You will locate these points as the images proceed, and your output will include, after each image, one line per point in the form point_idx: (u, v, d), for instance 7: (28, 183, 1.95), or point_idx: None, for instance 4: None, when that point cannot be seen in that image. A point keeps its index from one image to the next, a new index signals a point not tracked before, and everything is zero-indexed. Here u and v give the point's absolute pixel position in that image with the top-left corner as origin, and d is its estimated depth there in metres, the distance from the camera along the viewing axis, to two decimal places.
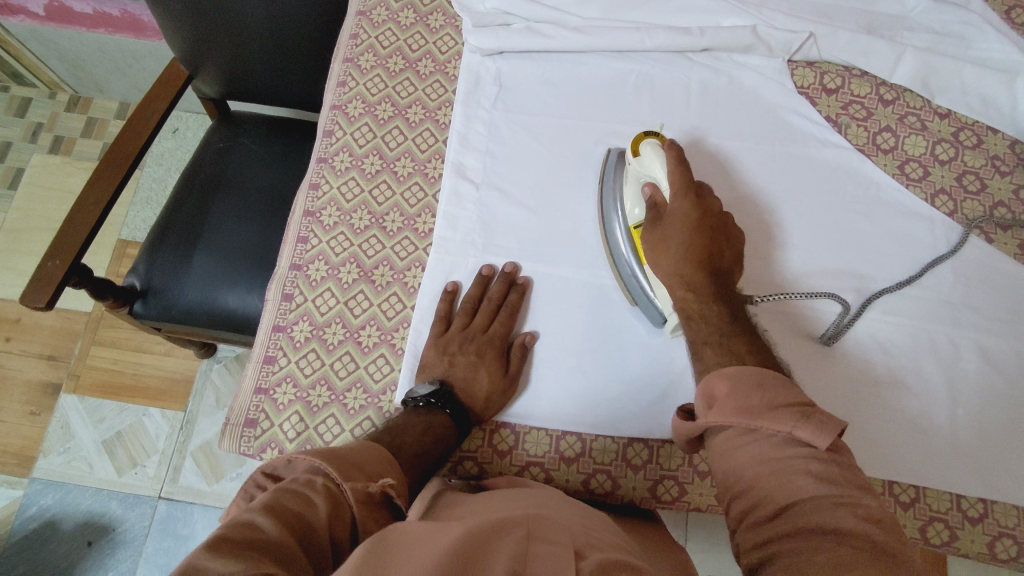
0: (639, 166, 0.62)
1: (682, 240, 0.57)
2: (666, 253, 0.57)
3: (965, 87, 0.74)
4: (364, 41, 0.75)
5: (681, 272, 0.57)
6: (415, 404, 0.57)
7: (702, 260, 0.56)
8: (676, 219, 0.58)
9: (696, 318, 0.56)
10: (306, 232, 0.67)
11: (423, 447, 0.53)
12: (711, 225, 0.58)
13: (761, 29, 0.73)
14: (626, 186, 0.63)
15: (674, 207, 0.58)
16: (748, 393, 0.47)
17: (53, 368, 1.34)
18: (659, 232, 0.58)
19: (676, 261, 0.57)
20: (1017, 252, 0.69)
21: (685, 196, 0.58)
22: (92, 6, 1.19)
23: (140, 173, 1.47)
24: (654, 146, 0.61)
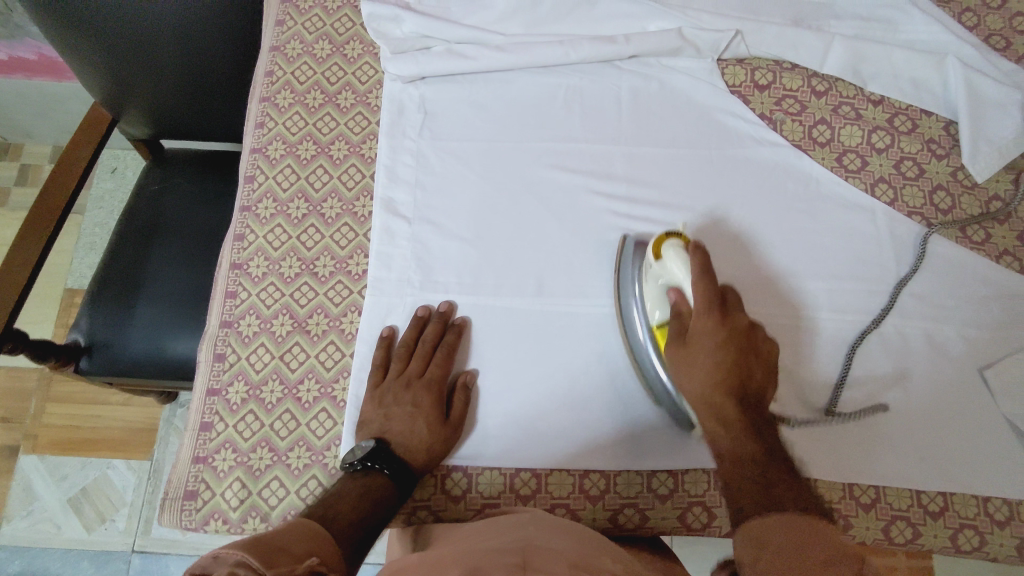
0: (661, 272, 0.57)
1: (710, 362, 0.52)
2: (691, 380, 0.53)
3: (896, 72, 0.72)
4: (279, 78, 0.71)
5: (707, 398, 0.52)
6: (351, 469, 0.54)
7: (731, 385, 0.52)
8: (702, 338, 0.53)
9: (728, 458, 0.51)
10: (234, 286, 0.64)
11: (361, 512, 0.50)
12: (740, 344, 0.53)
13: (687, 30, 0.71)
14: (648, 288, 0.58)
15: (700, 328, 0.53)
16: (802, 543, 0.40)
17: (8, 430, 1.29)
18: (683, 352, 0.54)
19: (702, 385, 0.53)
20: (957, 235, 0.68)
21: (711, 314, 0.53)
22: (6, 52, 1.14)
23: (80, 220, 1.41)
24: (676, 249, 0.56)
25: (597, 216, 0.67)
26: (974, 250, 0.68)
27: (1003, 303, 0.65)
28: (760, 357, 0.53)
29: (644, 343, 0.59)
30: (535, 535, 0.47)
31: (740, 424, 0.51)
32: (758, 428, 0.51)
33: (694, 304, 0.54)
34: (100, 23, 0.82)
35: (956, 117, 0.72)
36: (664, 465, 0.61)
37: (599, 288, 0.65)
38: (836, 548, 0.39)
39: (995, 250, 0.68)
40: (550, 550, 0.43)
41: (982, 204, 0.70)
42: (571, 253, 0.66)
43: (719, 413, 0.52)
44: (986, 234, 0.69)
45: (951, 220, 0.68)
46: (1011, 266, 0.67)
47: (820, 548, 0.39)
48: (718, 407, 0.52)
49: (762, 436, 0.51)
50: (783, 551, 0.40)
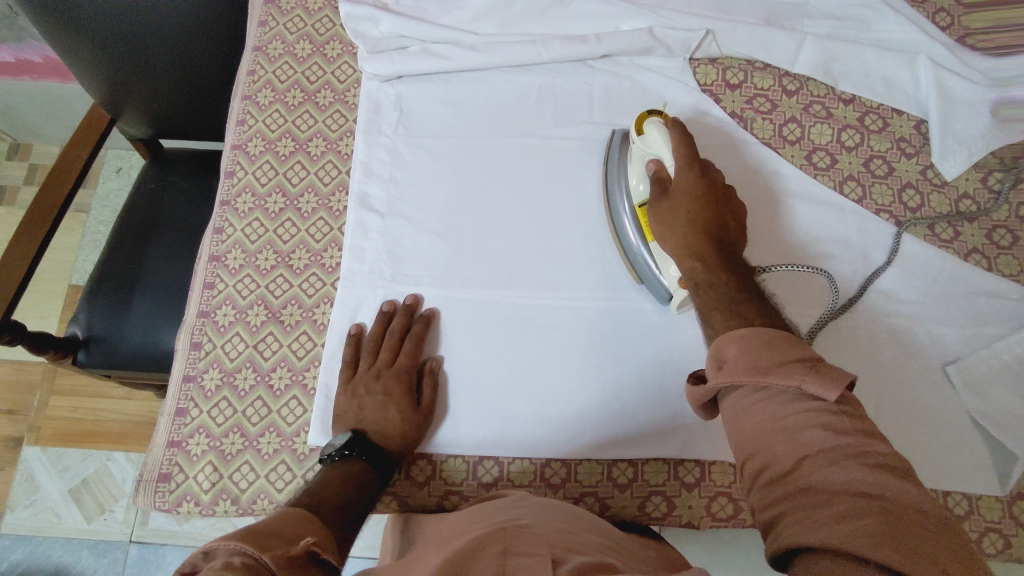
0: (644, 145, 0.62)
1: (689, 210, 0.56)
2: (672, 225, 0.56)
3: (867, 70, 0.73)
4: (261, 77, 0.74)
5: (686, 240, 0.55)
6: (329, 460, 0.55)
7: (708, 227, 0.55)
8: (681, 190, 0.57)
9: (705, 285, 0.53)
10: (212, 278, 0.66)
11: (344, 496, 0.51)
12: (717, 197, 0.57)
13: (658, 30, 0.72)
14: (632, 166, 0.63)
15: (678, 181, 0.57)
16: (760, 353, 0.45)
17: (13, 422, 1.33)
18: (663, 204, 0.58)
19: (681, 229, 0.56)
20: (926, 233, 0.69)
21: (690, 168, 0.57)
22: (13, 54, 1.18)
23: (86, 217, 1.44)
24: (657, 125, 0.61)
25: (566, 211, 0.69)
26: (942, 247, 0.68)
27: (971, 300, 0.66)
28: (734, 208, 0.57)
29: (626, 220, 0.64)
30: (529, 518, 0.49)
31: (716, 258, 0.54)
32: (733, 263, 0.54)
33: (673, 162, 0.58)
34: (97, 28, 0.85)
35: (927, 115, 0.72)
36: (626, 454, 0.61)
37: (566, 281, 0.66)
38: (791, 355, 0.44)
39: (963, 248, 0.68)
40: (534, 533, 0.46)
41: (951, 202, 0.70)
42: (539, 245, 0.67)
43: (696, 255, 0.55)
44: (955, 232, 0.69)
45: (919, 218, 0.69)
46: (979, 263, 0.68)
47: (777, 358, 0.44)
48: (695, 248, 0.55)
49: (736, 271, 0.54)
50: (746, 366, 0.45)
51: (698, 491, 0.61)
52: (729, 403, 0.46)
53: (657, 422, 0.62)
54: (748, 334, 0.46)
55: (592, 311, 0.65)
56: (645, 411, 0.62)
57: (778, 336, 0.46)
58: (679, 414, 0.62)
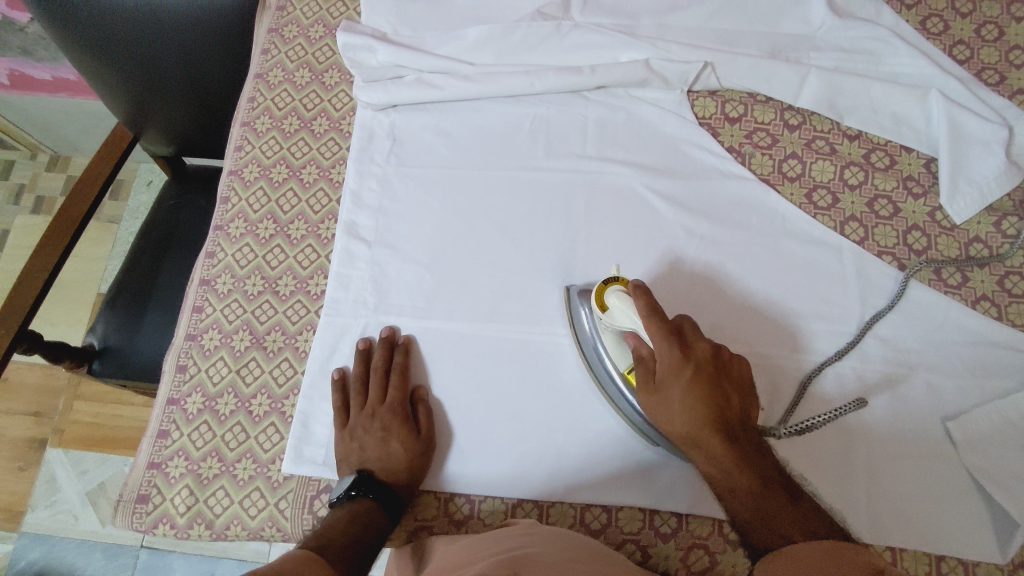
0: (611, 321, 0.56)
1: (688, 404, 0.52)
2: (676, 423, 0.53)
3: (875, 105, 0.70)
4: (260, 104, 0.76)
5: (696, 439, 0.52)
6: (338, 504, 0.56)
7: (710, 418, 0.51)
8: (670, 378, 0.53)
9: (731, 490, 0.50)
10: (201, 301, 0.68)
11: (351, 538, 0.51)
12: (709, 376, 0.52)
13: (655, 62, 0.71)
14: (607, 337, 0.58)
15: (664, 370, 0.53)
16: (816, 568, 0.42)
17: (39, 424, 1.37)
18: (658, 398, 0.53)
19: (686, 426, 0.52)
20: (930, 278, 0.66)
21: (670, 349, 0.53)
22: (50, 72, 1.25)
23: (116, 228, 1.50)
24: (619, 295, 0.56)
25: (553, 243, 0.68)
26: (948, 293, 0.65)
27: (975, 352, 0.62)
28: (729, 377, 0.53)
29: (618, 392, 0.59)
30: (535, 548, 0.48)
31: (731, 457, 0.51)
32: (749, 453, 0.51)
33: (653, 343, 0.54)
34: (120, 58, 0.87)
35: (937, 153, 0.69)
36: (600, 498, 0.60)
37: (548, 317, 0.65)
38: (846, 563, 0.41)
39: (971, 294, 0.65)
40: (543, 564, 0.45)
41: (960, 246, 0.67)
42: (524, 281, 0.66)
43: (707, 451, 0.52)
44: (963, 277, 0.66)
45: (924, 261, 0.66)
46: (988, 312, 0.64)
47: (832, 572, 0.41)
48: (707, 446, 0.52)
49: (755, 463, 0.51)
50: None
51: (673, 542, 0.59)
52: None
53: (632, 467, 0.60)
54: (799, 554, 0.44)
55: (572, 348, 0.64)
56: (621, 454, 0.61)
57: (832, 547, 0.44)
58: (656, 459, 0.60)
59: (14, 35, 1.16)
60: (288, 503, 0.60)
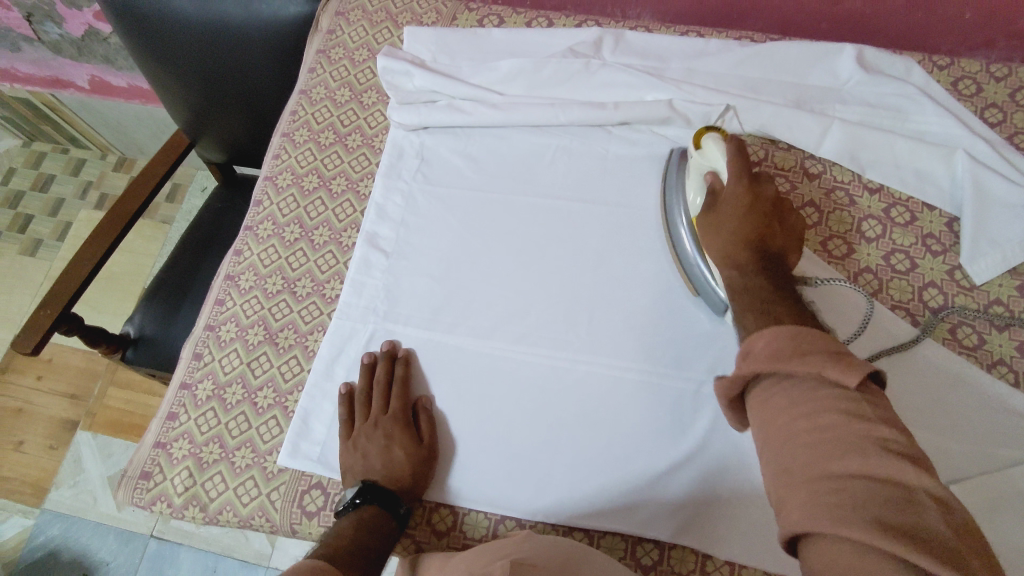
0: (701, 159, 0.61)
1: (736, 224, 0.56)
2: (719, 236, 0.57)
3: (897, 161, 0.70)
4: (302, 117, 0.82)
5: (729, 252, 0.56)
6: (345, 512, 0.57)
7: (751, 239, 0.55)
8: (729, 202, 0.57)
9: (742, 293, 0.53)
10: (224, 295, 0.72)
11: (359, 545, 0.53)
12: (765, 212, 0.56)
13: (678, 102, 0.73)
14: (689, 178, 0.63)
15: (729, 192, 0.57)
16: (789, 345, 0.44)
17: (74, 406, 1.44)
18: (712, 218, 0.58)
19: (725, 242, 0.56)
20: (945, 336, 0.64)
21: (740, 181, 0.56)
22: (126, 80, 1.36)
23: (168, 228, 1.58)
24: (715, 140, 0.60)
25: (562, 268, 0.69)
26: (962, 354, 0.63)
27: (990, 411, 0.59)
28: (784, 221, 0.57)
29: (680, 231, 0.64)
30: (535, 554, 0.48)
31: (752, 268, 0.54)
32: (776, 275, 0.54)
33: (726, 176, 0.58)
34: (180, 65, 0.94)
35: (960, 213, 0.68)
36: (584, 522, 0.59)
37: (547, 339, 0.66)
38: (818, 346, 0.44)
39: (988, 357, 0.63)
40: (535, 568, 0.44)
41: (979, 307, 0.65)
42: (532, 302, 0.67)
43: (736, 265, 0.56)
44: (980, 339, 0.63)
45: (939, 319, 0.64)
46: (1004, 377, 0.62)
47: (804, 348, 0.44)
48: (738, 261, 0.55)
49: (780, 286, 0.53)
50: (770, 354, 0.45)
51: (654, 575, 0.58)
52: (755, 395, 0.46)
53: (620, 499, 0.59)
54: (774, 329, 0.46)
55: (569, 372, 0.64)
56: (607, 479, 0.60)
57: (803, 327, 0.45)
58: (643, 490, 0.59)
59: (101, 45, 1.25)
60: (279, 495, 0.62)
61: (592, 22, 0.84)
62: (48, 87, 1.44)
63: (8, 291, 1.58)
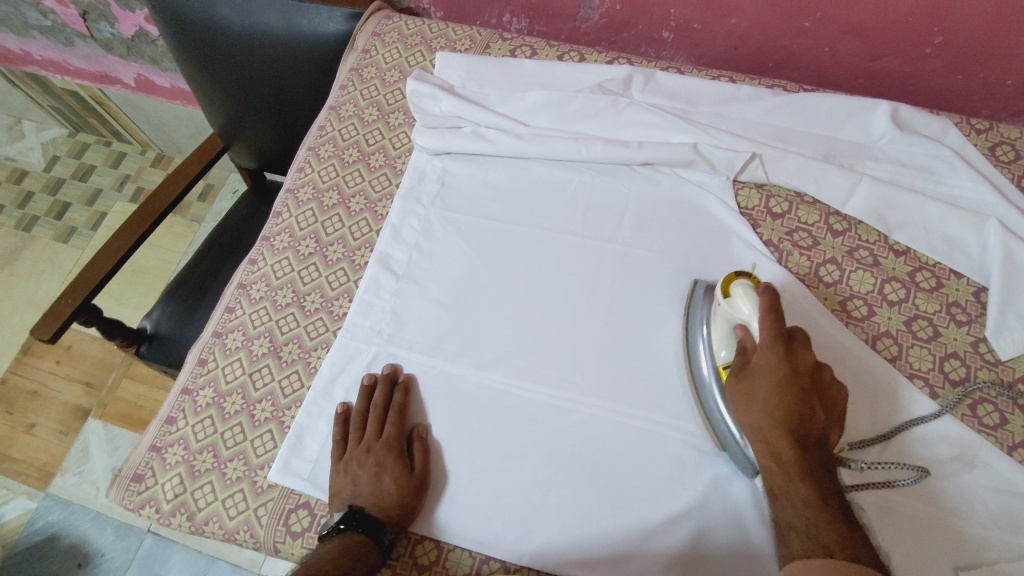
0: (729, 308, 0.58)
1: (771, 399, 0.53)
2: (753, 411, 0.54)
3: (926, 225, 0.68)
4: (329, 133, 0.83)
5: (762, 429, 0.53)
6: (328, 536, 0.56)
7: (791, 415, 0.52)
8: (764, 369, 0.54)
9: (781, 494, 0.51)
10: (234, 303, 0.73)
11: (341, 570, 0.52)
12: (803, 385, 0.53)
13: (703, 146, 0.72)
14: (715, 327, 0.60)
15: (763, 360, 0.54)
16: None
17: (88, 393, 1.46)
18: (743, 385, 0.55)
19: (760, 418, 0.53)
20: (965, 413, 0.60)
21: (774, 347, 0.54)
22: (170, 81, 1.40)
23: (197, 227, 1.61)
24: (746, 291, 0.57)
25: (572, 306, 0.68)
26: (981, 433, 0.59)
27: (1009, 502, 0.56)
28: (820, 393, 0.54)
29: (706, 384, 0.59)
30: None
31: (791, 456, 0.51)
32: (812, 460, 0.51)
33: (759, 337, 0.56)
34: (219, 73, 0.96)
35: (989, 283, 0.65)
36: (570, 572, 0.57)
37: (550, 377, 0.64)
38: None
39: (1008, 439, 0.59)
40: None
41: (1003, 385, 0.62)
42: (537, 338, 0.66)
43: (772, 449, 0.52)
44: (1001, 419, 0.60)
45: (959, 395, 0.61)
46: None
47: None
48: (773, 442, 0.52)
49: (817, 476, 0.50)
50: None
51: None
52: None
53: (609, 551, 0.57)
54: None
55: (568, 413, 0.63)
56: (596, 529, 0.58)
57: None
58: (635, 544, 0.57)
59: (148, 45, 1.29)
60: (266, 511, 0.61)
61: (624, 59, 0.84)
62: (96, 81, 1.49)
63: (38, 275, 1.62)
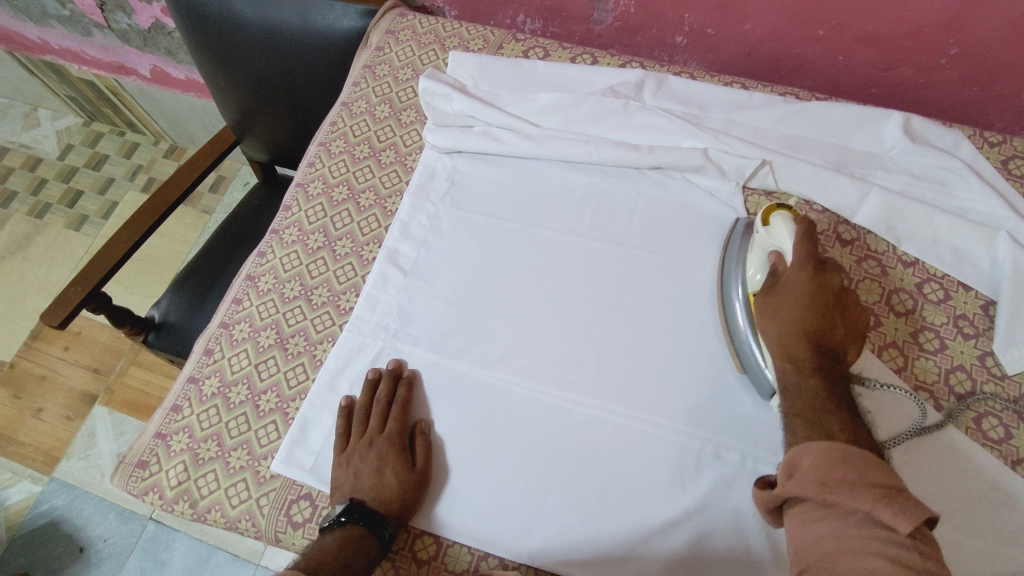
0: (767, 236, 0.60)
1: (793, 312, 0.55)
2: (775, 322, 0.56)
3: (936, 236, 0.68)
4: (340, 129, 0.84)
5: (782, 340, 0.55)
6: (329, 528, 0.56)
7: (810, 328, 0.54)
8: (789, 287, 0.56)
9: (793, 389, 0.54)
10: (242, 295, 0.73)
11: (341, 562, 0.52)
12: (827, 302, 0.55)
13: (714, 152, 0.72)
14: (751, 253, 0.62)
15: (792, 276, 0.56)
16: (836, 467, 0.46)
17: (95, 379, 1.47)
18: (772, 299, 0.57)
19: (780, 329, 0.56)
20: (969, 426, 0.60)
21: (804, 266, 0.56)
22: (185, 73, 1.41)
23: (207, 219, 1.62)
24: (784, 219, 0.59)
25: (578, 307, 0.68)
26: (984, 447, 0.59)
27: (1011, 513, 0.55)
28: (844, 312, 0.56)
29: (734, 308, 0.62)
30: None
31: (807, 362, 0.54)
32: (829, 369, 0.53)
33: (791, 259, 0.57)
34: (234, 67, 0.97)
35: (997, 297, 0.65)
36: (567, 571, 0.57)
37: (553, 377, 0.64)
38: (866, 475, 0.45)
39: (1012, 453, 0.59)
40: None
41: (1009, 399, 0.61)
42: (542, 338, 0.67)
43: (791, 357, 0.55)
44: (1006, 433, 0.60)
45: (964, 407, 0.61)
46: None
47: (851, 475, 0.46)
48: (792, 348, 0.55)
49: (830, 383, 0.53)
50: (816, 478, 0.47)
51: None
52: (795, 512, 0.48)
53: (608, 551, 0.57)
54: (819, 452, 0.47)
55: (571, 414, 0.63)
56: (594, 529, 0.58)
57: (848, 452, 0.47)
58: (635, 544, 0.57)
59: (165, 38, 1.30)
60: (268, 501, 0.62)
61: (636, 63, 0.84)
62: (112, 72, 1.50)
63: (50, 262, 1.63)
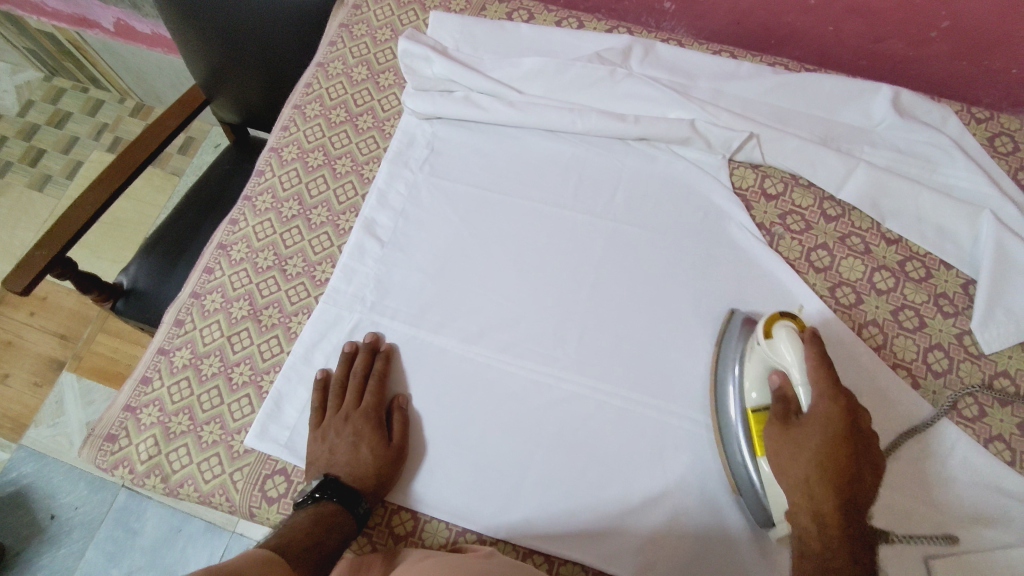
0: (770, 350, 0.55)
1: (819, 450, 0.50)
2: (798, 461, 0.50)
3: (920, 214, 0.67)
4: (315, 91, 0.80)
5: (807, 483, 0.50)
6: (302, 505, 0.55)
7: (840, 476, 0.49)
8: (814, 421, 0.51)
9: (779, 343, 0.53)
10: (213, 264, 0.71)
11: (313, 539, 0.51)
12: (854, 443, 0.50)
13: (700, 123, 0.71)
14: (749, 364, 0.56)
15: (818, 408, 0.51)
16: None
17: (63, 346, 1.43)
18: (790, 433, 0.52)
19: (806, 470, 0.50)
20: (944, 404, 0.61)
21: (832, 399, 0.51)
22: (151, 28, 1.34)
23: (177, 181, 1.57)
24: (792, 335, 0.54)
25: (560, 283, 0.67)
26: (958, 424, 0.60)
27: (978, 490, 0.57)
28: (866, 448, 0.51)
29: (732, 424, 0.56)
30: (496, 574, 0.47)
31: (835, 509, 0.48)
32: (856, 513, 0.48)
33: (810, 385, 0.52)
34: (202, 24, 0.92)
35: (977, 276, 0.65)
36: (544, 547, 0.57)
37: (534, 353, 0.63)
38: None
39: (985, 432, 0.59)
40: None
41: (983, 378, 0.62)
42: (523, 312, 0.65)
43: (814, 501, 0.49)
44: (980, 411, 0.60)
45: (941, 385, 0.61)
46: (1000, 454, 0.58)
47: None
48: (820, 497, 0.49)
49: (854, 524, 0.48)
50: None
51: None
52: None
53: (587, 526, 0.57)
54: None
55: (552, 389, 0.62)
56: (572, 505, 0.58)
57: None
58: (613, 519, 0.57)
59: None
60: (241, 476, 0.60)
61: (623, 28, 0.81)
62: (73, 24, 1.42)
63: (12, 223, 1.57)
